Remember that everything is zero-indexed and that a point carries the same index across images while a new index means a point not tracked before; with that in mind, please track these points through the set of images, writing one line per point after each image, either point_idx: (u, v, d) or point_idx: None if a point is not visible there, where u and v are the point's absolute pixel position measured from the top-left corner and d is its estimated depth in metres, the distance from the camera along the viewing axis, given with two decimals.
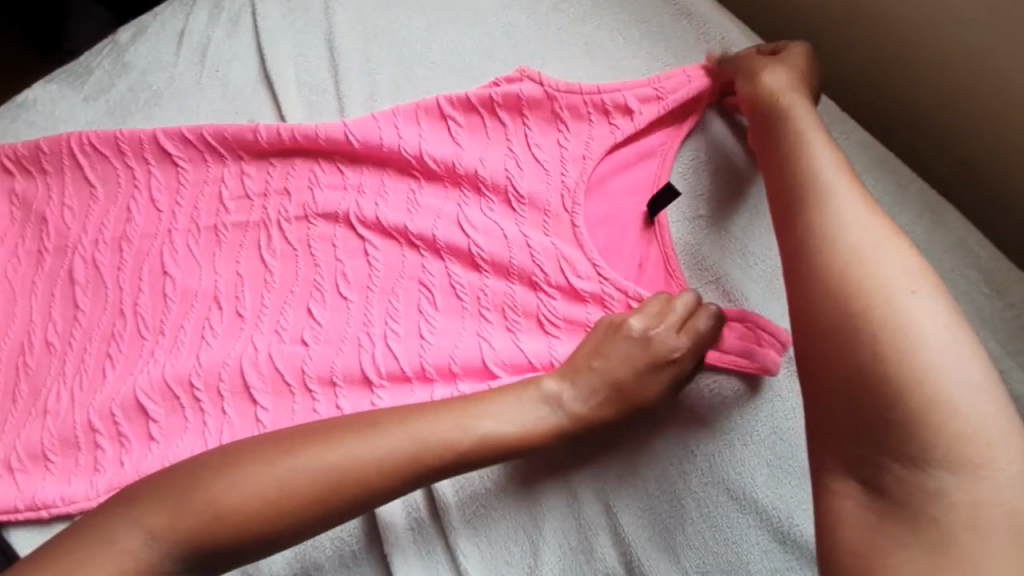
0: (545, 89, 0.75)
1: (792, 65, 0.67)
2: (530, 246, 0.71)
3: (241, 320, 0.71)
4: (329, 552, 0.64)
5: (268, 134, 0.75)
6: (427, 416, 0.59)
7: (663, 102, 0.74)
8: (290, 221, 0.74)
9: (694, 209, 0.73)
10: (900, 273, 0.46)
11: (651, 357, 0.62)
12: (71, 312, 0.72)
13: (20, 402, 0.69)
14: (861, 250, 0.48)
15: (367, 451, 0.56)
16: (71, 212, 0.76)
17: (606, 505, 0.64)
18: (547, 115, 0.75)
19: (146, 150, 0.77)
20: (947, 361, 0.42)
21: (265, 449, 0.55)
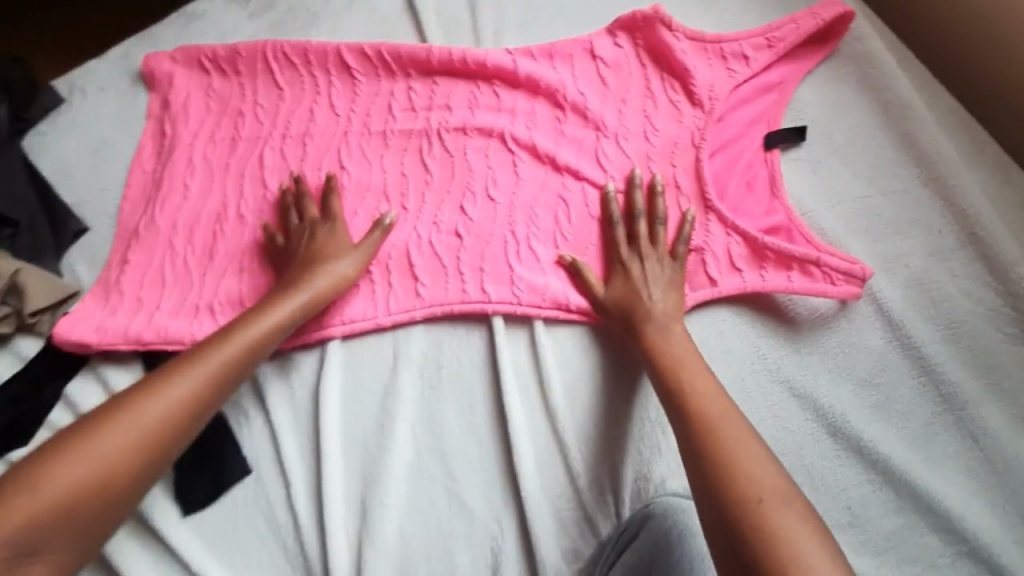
0: (673, 33, 0.83)
1: (661, 270, 0.75)
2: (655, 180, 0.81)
3: (405, 213, 0.85)
4: (450, 403, 0.79)
5: (439, 54, 0.89)
6: (311, 274, 0.78)
7: (774, 48, 0.82)
8: (448, 131, 0.87)
9: (777, 134, 0.80)
10: (768, 481, 0.57)
11: (331, 242, 0.81)
12: (262, 191, 0.90)
13: (218, 259, 0.87)
14: (729, 458, 0.59)
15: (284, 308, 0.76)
16: (263, 109, 0.94)
17: None
18: (670, 55, 0.83)
19: (329, 63, 0.93)
20: (806, 552, 0.52)
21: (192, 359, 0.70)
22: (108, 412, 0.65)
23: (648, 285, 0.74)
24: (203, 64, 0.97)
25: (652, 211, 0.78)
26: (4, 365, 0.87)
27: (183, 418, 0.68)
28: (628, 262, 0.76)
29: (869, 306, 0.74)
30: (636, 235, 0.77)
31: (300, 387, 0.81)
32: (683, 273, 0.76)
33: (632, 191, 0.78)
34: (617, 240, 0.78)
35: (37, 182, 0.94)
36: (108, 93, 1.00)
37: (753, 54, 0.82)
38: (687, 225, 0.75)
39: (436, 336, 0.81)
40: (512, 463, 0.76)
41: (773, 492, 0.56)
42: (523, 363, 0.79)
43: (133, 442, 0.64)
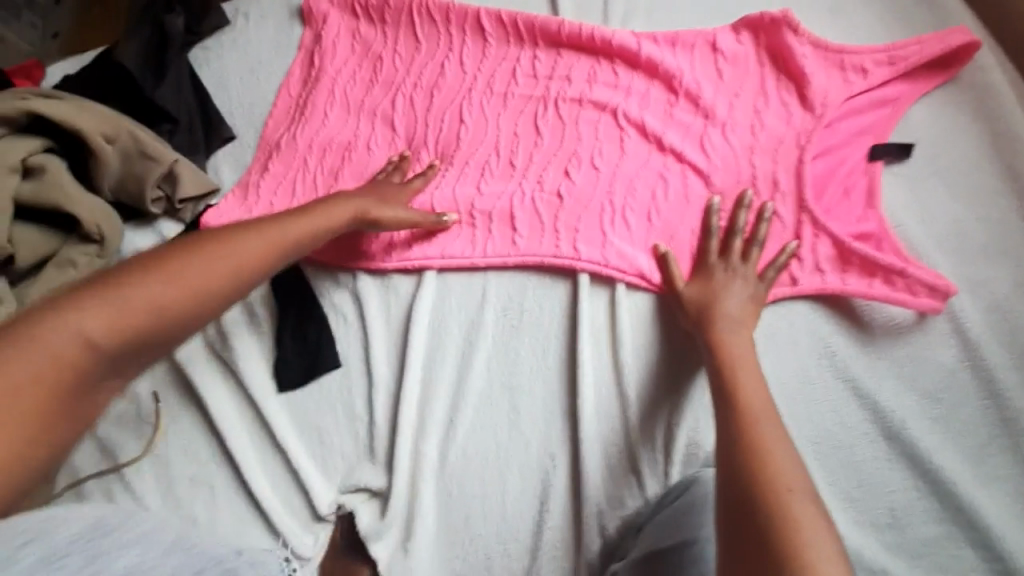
0: (797, 39, 0.87)
1: (743, 287, 0.79)
2: (755, 174, 0.85)
3: (513, 169, 0.92)
4: (526, 343, 0.86)
5: (568, 27, 0.95)
6: (340, 206, 0.84)
7: (894, 67, 0.85)
8: (564, 100, 0.93)
9: (883, 148, 0.83)
10: (789, 458, 0.62)
11: (389, 200, 0.89)
12: (390, 132, 1.01)
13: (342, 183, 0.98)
14: (760, 450, 0.63)
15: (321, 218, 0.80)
16: (400, 57, 1.04)
17: None
18: (790, 59, 0.87)
19: (465, 23, 1.01)
20: (809, 519, 0.56)
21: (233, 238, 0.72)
22: (141, 270, 0.64)
23: (728, 294, 0.78)
24: (354, 9, 1.08)
25: (752, 234, 0.81)
26: (150, 241, 1.01)
27: (229, 289, 0.70)
28: (715, 269, 0.81)
29: (945, 325, 0.77)
30: (728, 248, 0.81)
31: (396, 304, 0.91)
32: (766, 295, 0.79)
33: (738, 209, 0.82)
34: (710, 249, 0.82)
35: (199, 90, 1.07)
36: (268, 22, 1.12)
37: (872, 69, 0.85)
38: (783, 256, 0.79)
39: (523, 282, 0.88)
40: (575, 408, 0.82)
41: (798, 486, 0.59)
42: (598, 320, 0.85)
43: (168, 303, 0.64)
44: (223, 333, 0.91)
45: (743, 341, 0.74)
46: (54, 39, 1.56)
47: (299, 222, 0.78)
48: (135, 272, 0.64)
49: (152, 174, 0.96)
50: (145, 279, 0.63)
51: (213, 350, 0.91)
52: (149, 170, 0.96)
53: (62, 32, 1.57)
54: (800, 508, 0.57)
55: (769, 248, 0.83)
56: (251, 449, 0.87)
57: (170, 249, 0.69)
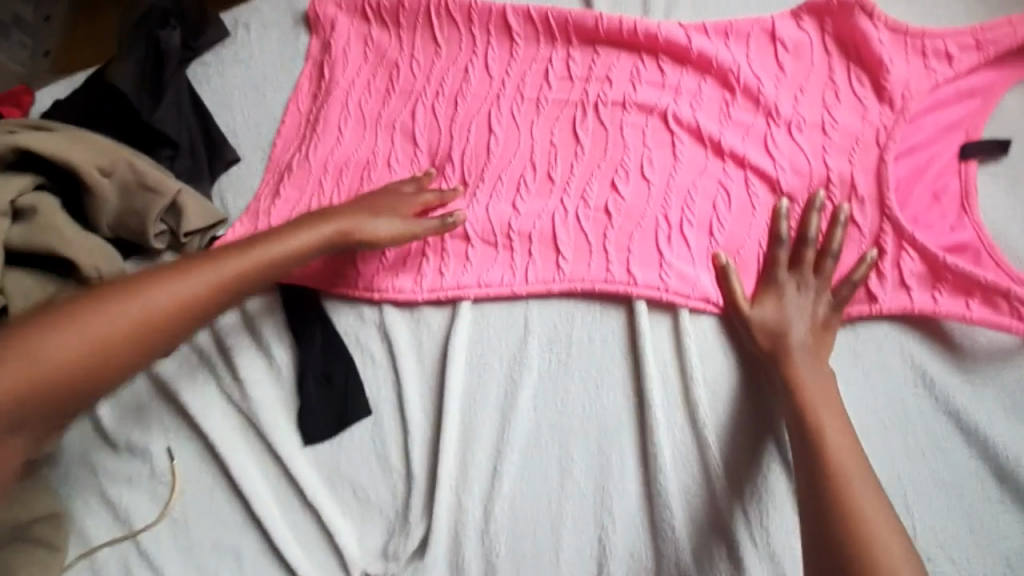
0: (871, 24, 0.77)
1: (817, 306, 0.70)
2: (829, 178, 0.75)
3: (552, 183, 0.83)
4: (575, 381, 0.77)
5: (606, 22, 0.85)
6: (310, 232, 0.78)
7: (984, 51, 0.74)
8: (605, 104, 0.84)
9: (976, 146, 0.73)
10: (880, 519, 0.58)
11: (389, 208, 0.81)
12: (411, 146, 0.91)
13: None
14: (856, 515, 0.57)
15: (277, 250, 0.76)
16: (418, 64, 0.95)
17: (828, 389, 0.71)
18: (861, 48, 0.77)
19: (490, 24, 0.92)
20: None
21: (172, 279, 0.71)
22: (63, 325, 0.65)
23: (798, 315, 0.69)
24: (365, 13, 0.98)
25: (825, 242, 0.72)
26: None
27: (158, 330, 0.69)
28: (784, 286, 0.71)
29: None
30: (801, 261, 0.72)
31: (428, 339, 0.82)
32: (839, 315, 0.70)
33: (810, 213, 0.73)
34: (778, 258, 0.72)
35: (200, 111, 0.99)
36: (271, 32, 1.03)
37: (959, 55, 0.75)
38: (862, 268, 0.69)
39: (570, 310, 0.79)
40: (650, 456, 0.73)
41: (890, 550, 0.56)
42: (664, 351, 0.76)
43: (78, 352, 0.64)
44: (240, 381, 0.84)
45: (820, 377, 0.66)
46: (45, 57, 1.46)
47: (249, 256, 0.75)
48: (55, 321, 0.65)
49: (154, 207, 0.87)
50: (44, 330, 0.64)
51: (231, 401, 0.84)
52: (151, 203, 0.87)
53: (53, 49, 1.46)
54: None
55: (846, 263, 0.73)
56: (276, 508, 0.80)
57: (92, 293, 0.69)
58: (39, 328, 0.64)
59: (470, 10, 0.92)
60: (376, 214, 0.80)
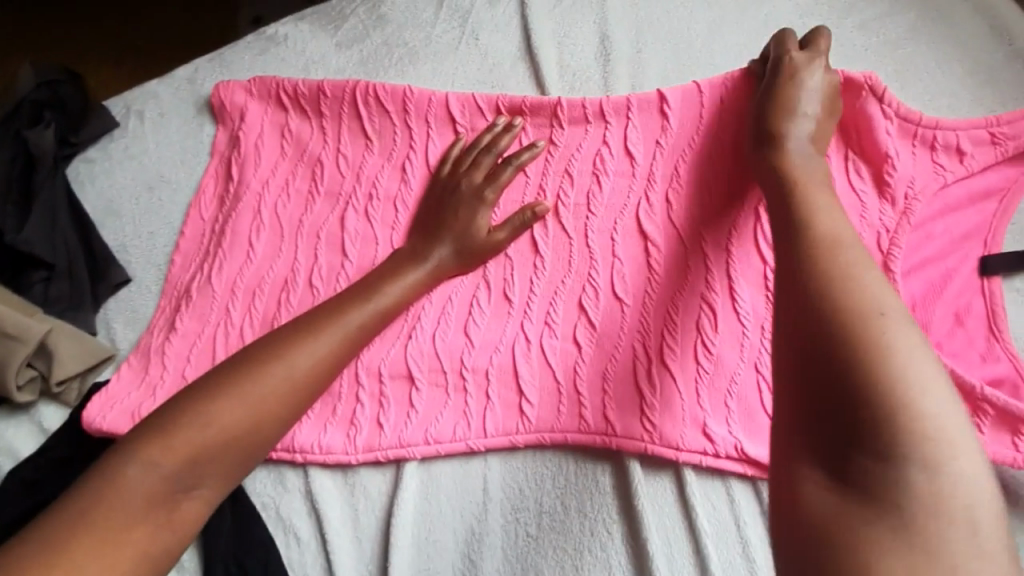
0: (881, 108, 0.66)
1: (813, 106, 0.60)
2: None
3: (510, 304, 0.70)
4: (548, 562, 0.63)
5: (567, 105, 0.74)
6: (356, 302, 0.62)
7: (998, 146, 0.65)
8: (567, 204, 0.72)
9: (991, 259, 0.64)
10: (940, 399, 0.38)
11: (467, 224, 0.69)
12: (338, 260, 0.76)
13: None
14: (937, 454, 0.36)
15: (335, 330, 0.59)
16: (345, 160, 0.80)
17: None
18: (862, 136, 0.67)
19: (429, 114, 0.79)
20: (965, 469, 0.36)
21: (258, 372, 0.55)
22: (217, 386, 0.54)
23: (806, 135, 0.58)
24: (282, 100, 0.84)
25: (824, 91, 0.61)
26: (24, 436, 0.75)
27: (304, 378, 0.56)
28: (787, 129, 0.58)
29: None
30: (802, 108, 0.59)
31: (366, 510, 0.67)
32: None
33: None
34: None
35: (81, 220, 0.81)
36: (169, 121, 0.87)
37: (971, 150, 0.66)
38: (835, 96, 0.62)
39: (535, 471, 0.65)
40: None
41: (952, 427, 0.37)
42: (669, 526, 0.62)
43: (251, 402, 0.53)
44: None
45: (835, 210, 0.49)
46: None
47: (363, 307, 0.61)
48: (188, 404, 0.53)
49: (15, 357, 0.70)
50: (202, 410, 0.52)
51: None
52: (11, 352, 0.70)
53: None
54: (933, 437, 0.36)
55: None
56: None
57: (233, 366, 0.56)
58: (154, 443, 0.50)
59: (404, 98, 0.79)
60: (461, 240, 0.69)
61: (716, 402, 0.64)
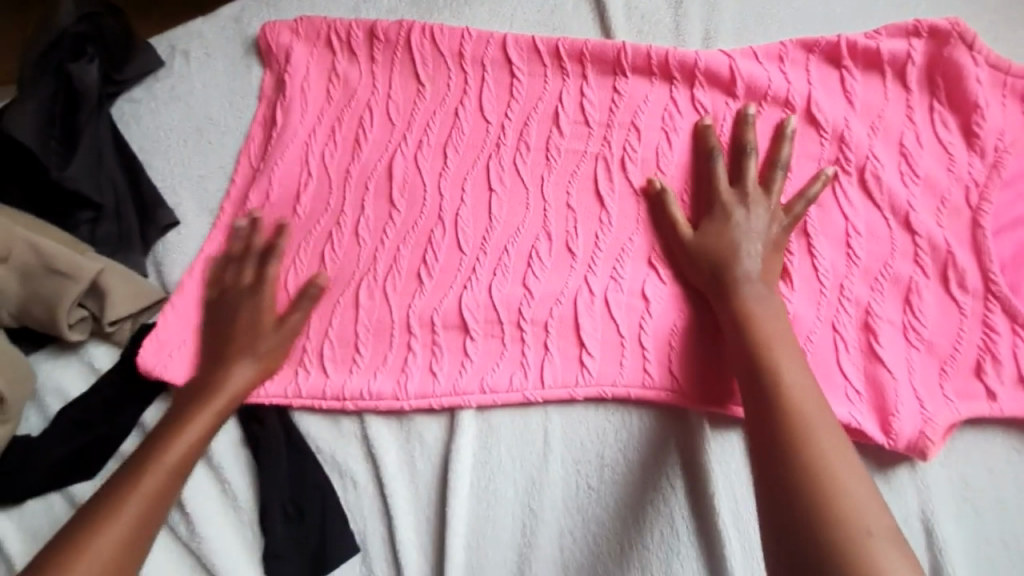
0: (972, 55, 0.64)
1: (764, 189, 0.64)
2: (917, 241, 0.62)
3: (572, 256, 0.68)
4: (609, 512, 0.62)
5: (631, 52, 0.71)
6: (263, 333, 0.68)
7: None
8: (635, 156, 0.70)
9: None
10: (829, 435, 0.49)
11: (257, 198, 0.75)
12: (387, 210, 0.74)
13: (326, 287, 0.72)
14: (829, 474, 0.46)
15: (229, 355, 0.67)
16: (396, 105, 0.77)
17: (926, 522, 0.57)
18: (950, 86, 0.64)
19: (485, 56, 0.76)
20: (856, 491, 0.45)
21: (192, 421, 0.62)
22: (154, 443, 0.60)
23: (747, 238, 0.61)
24: (331, 41, 0.80)
25: (773, 155, 0.65)
26: (75, 377, 0.74)
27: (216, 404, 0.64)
28: (729, 206, 0.64)
29: None
30: (746, 179, 0.64)
31: (422, 458, 0.66)
32: (789, 234, 0.63)
33: (781, 140, 0.65)
34: (717, 177, 0.65)
35: (128, 162, 0.79)
36: (215, 61, 0.84)
37: None
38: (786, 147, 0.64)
39: (597, 425, 0.64)
40: None
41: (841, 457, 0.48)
42: (736, 482, 0.61)
43: (187, 440, 0.61)
44: (187, 516, 0.66)
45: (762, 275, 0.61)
46: None
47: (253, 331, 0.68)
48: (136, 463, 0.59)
49: (67, 295, 0.69)
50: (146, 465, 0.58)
51: (179, 540, 0.67)
52: (61, 290, 0.70)
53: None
54: (830, 469, 0.47)
55: (941, 349, 0.60)
56: None
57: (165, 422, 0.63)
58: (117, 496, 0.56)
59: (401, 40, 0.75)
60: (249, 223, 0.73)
61: None
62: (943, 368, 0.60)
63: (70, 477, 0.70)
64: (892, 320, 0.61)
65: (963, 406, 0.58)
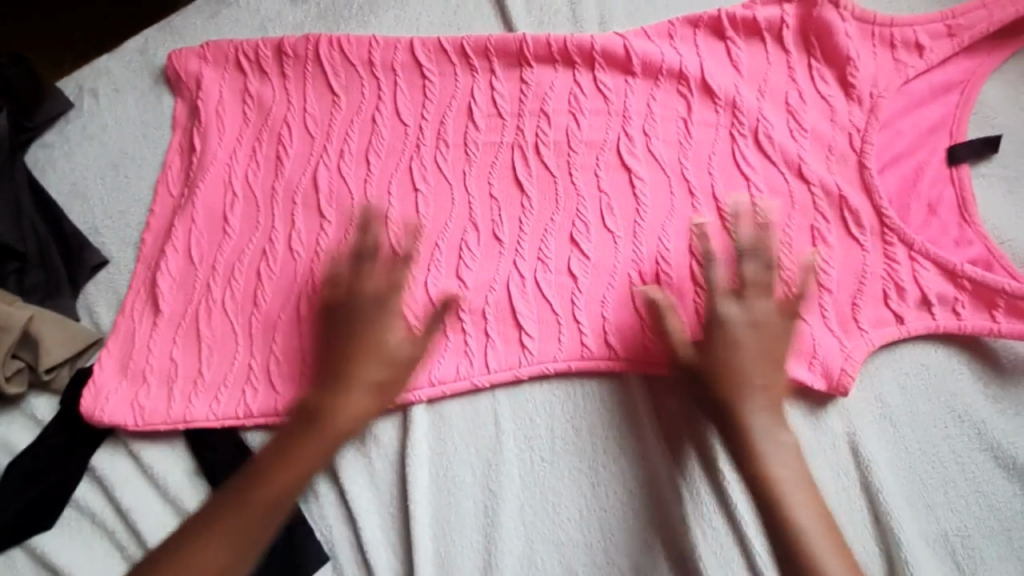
0: (839, 12, 0.69)
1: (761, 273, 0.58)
2: (812, 188, 0.66)
3: (499, 244, 0.70)
4: (565, 481, 0.65)
5: (532, 42, 0.74)
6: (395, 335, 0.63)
7: (954, 39, 0.68)
8: (548, 142, 0.73)
9: (954, 148, 0.67)
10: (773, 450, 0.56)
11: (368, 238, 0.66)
12: (318, 222, 0.75)
13: (265, 305, 0.72)
14: (773, 493, 0.54)
15: (357, 360, 0.61)
16: (313, 118, 0.78)
17: (853, 444, 0.61)
18: (823, 42, 0.69)
19: (395, 62, 0.78)
20: (792, 497, 0.54)
21: (305, 447, 0.59)
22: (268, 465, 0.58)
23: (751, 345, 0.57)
24: (241, 63, 0.81)
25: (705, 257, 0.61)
26: (18, 429, 0.73)
27: (356, 419, 0.60)
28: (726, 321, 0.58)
29: None
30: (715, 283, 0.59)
31: (379, 458, 0.67)
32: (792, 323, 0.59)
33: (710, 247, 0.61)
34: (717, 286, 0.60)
35: (46, 206, 0.78)
36: (126, 96, 0.84)
37: (929, 46, 0.68)
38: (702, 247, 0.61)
39: (544, 400, 0.67)
40: (680, 554, 0.62)
41: (776, 463, 0.55)
42: (678, 434, 0.64)
43: (301, 460, 0.59)
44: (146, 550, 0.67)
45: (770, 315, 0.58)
46: None
47: (380, 329, 0.62)
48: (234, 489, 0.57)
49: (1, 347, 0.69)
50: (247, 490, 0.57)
51: None
52: None
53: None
54: (782, 485, 0.54)
55: (848, 284, 0.63)
56: None
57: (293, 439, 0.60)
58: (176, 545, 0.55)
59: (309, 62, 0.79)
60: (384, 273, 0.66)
61: None
62: (854, 302, 0.63)
63: (23, 529, 0.69)
64: (801, 264, 0.64)
65: (875, 334, 0.62)
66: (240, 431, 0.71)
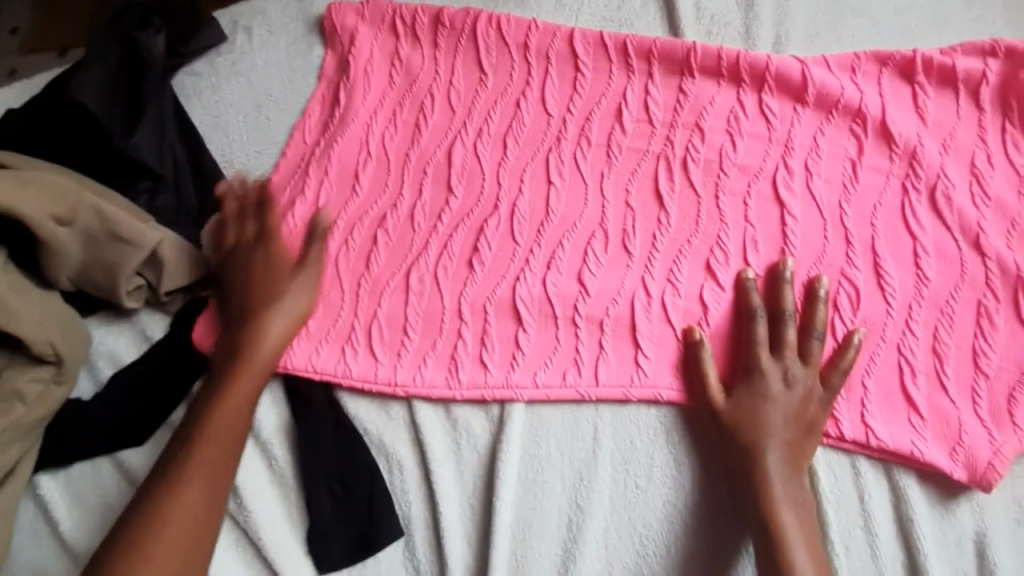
0: None
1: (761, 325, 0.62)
2: (988, 263, 0.61)
3: (628, 255, 0.68)
4: (655, 514, 0.62)
5: (701, 53, 0.70)
6: (285, 282, 0.68)
7: None
8: (698, 158, 0.69)
9: None
10: (804, 512, 0.56)
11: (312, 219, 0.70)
12: (444, 197, 0.74)
13: (378, 270, 0.72)
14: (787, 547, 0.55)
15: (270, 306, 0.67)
16: (458, 93, 0.77)
17: (981, 543, 0.57)
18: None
19: (551, 50, 0.75)
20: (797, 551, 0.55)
21: (225, 400, 0.62)
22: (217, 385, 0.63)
23: (781, 420, 0.58)
24: (396, 26, 0.80)
25: (806, 318, 0.61)
26: (127, 342, 0.76)
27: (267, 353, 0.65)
28: (769, 374, 0.60)
29: None
30: (782, 342, 0.61)
31: (469, 447, 0.66)
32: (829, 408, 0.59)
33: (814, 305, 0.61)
34: (756, 340, 0.61)
35: (188, 134, 0.80)
36: (278, 39, 0.85)
37: None
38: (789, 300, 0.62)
39: (648, 426, 0.64)
40: None
41: (786, 513, 0.56)
42: None
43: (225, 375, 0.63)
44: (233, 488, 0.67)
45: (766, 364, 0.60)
46: (12, 35, 1.17)
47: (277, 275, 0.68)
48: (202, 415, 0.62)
49: (128, 263, 0.70)
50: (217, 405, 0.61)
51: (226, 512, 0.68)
52: (123, 257, 0.71)
53: (24, 25, 1.18)
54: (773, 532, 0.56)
55: (1009, 375, 0.59)
56: None
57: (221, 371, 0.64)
58: (169, 485, 0.58)
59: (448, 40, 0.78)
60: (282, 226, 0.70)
61: (852, 385, 0.61)
62: (1013, 396, 0.58)
63: (120, 440, 0.71)
64: (960, 344, 0.60)
65: None
66: (332, 388, 0.70)
